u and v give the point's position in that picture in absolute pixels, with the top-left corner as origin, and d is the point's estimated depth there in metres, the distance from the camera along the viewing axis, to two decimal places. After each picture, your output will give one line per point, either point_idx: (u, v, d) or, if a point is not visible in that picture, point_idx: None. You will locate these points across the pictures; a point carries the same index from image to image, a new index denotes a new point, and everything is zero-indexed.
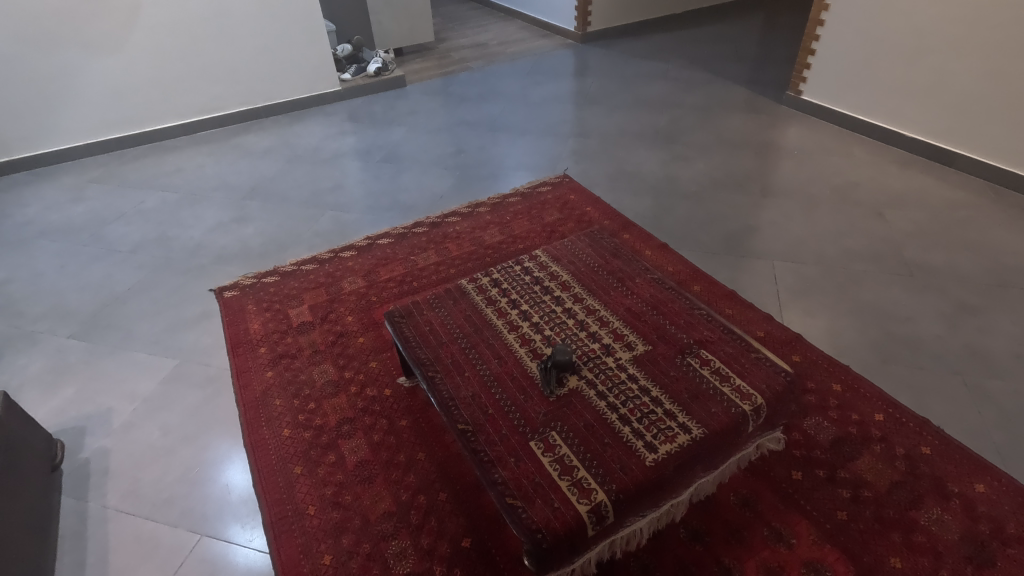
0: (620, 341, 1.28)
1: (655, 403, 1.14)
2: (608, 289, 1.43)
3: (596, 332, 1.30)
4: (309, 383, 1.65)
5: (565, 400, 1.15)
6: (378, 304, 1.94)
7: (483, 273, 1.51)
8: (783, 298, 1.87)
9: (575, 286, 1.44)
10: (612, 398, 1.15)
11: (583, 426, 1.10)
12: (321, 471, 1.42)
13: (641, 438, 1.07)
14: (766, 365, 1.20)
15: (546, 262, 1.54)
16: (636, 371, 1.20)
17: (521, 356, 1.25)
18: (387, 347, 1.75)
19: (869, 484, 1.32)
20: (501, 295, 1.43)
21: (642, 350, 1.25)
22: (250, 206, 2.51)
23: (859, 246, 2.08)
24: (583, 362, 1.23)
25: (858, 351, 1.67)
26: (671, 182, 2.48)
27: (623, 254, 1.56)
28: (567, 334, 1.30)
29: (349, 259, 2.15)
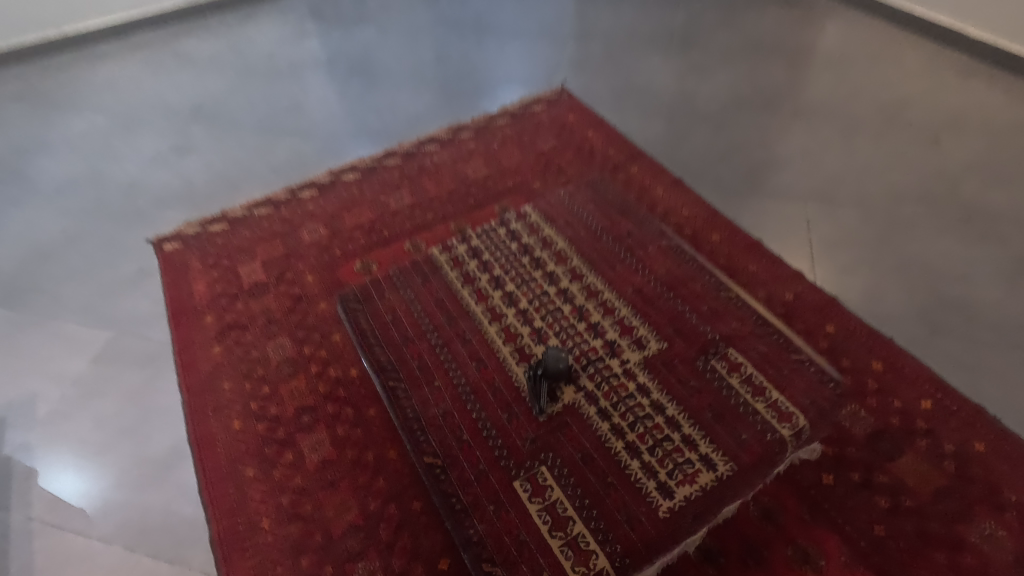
0: (627, 337, 1.04)
1: (670, 426, 0.92)
2: (613, 262, 1.16)
3: (597, 324, 1.05)
4: (262, 362, 1.42)
5: (558, 422, 0.94)
6: (343, 259, 1.65)
7: (460, 238, 1.23)
8: (816, 251, 1.59)
9: (573, 257, 1.17)
10: (617, 420, 0.93)
11: (580, 461, 0.90)
12: (277, 474, 1.23)
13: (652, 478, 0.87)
14: (810, 372, 0.97)
15: (537, 224, 1.24)
16: (647, 381, 0.97)
17: (505, 359, 1.02)
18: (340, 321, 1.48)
19: (911, 490, 1.14)
20: (482, 271, 1.16)
21: (655, 350, 1.01)
22: (193, 133, 2.14)
23: (907, 182, 1.76)
24: (581, 367, 0.99)
25: (901, 320, 1.43)
26: (688, 100, 2.10)
27: (632, 213, 1.27)
28: (562, 327, 1.05)
29: (308, 202, 1.83)
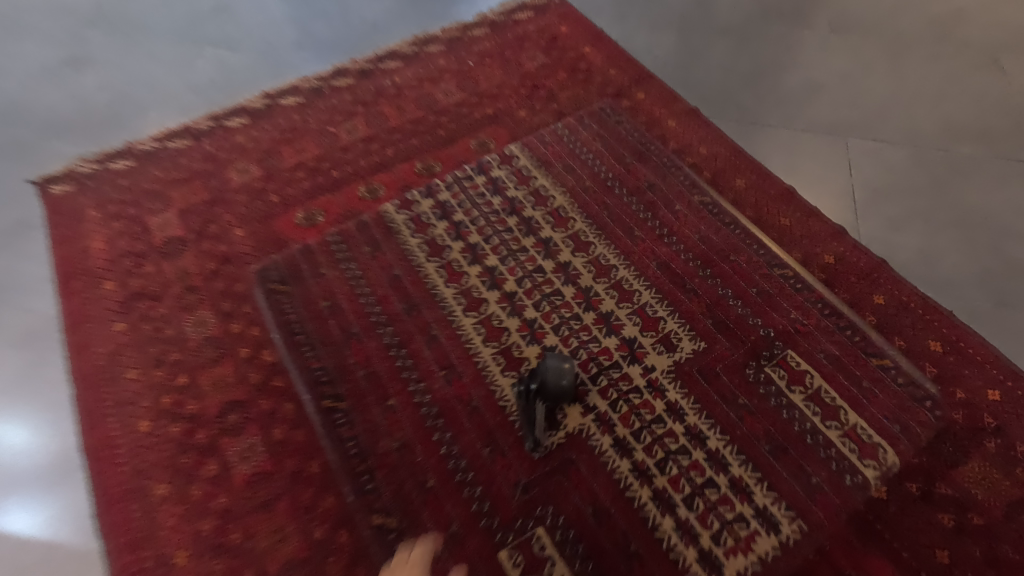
0: (650, 330, 1.09)
1: (709, 464, 0.97)
2: (631, 227, 1.23)
3: (612, 314, 1.12)
4: (177, 342, 1.13)
5: (561, 459, 0.97)
6: (281, 207, 1.32)
7: (447, 204, 1.29)
8: (861, 202, 1.31)
9: (575, 222, 1.24)
10: (641, 445, 0.98)
11: (589, 518, 0.93)
12: (195, 493, 0.97)
13: (674, 518, 0.93)
14: (804, 387, 1.03)
15: (544, 189, 1.30)
16: (654, 444, 0.98)
17: (485, 366, 1.07)
18: (260, 313, 1.15)
19: (979, 505, 0.94)
20: (476, 293, 1.16)
21: (686, 353, 1.07)
22: (90, 39, 1.70)
23: (967, 112, 1.46)
24: (590, 376, 1.05)
25: (962, 287, 1.18)
26: (705, 6, 1.72)
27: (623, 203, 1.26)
28: (561, 317, 1.12)
29: (237, 133, 1.46)
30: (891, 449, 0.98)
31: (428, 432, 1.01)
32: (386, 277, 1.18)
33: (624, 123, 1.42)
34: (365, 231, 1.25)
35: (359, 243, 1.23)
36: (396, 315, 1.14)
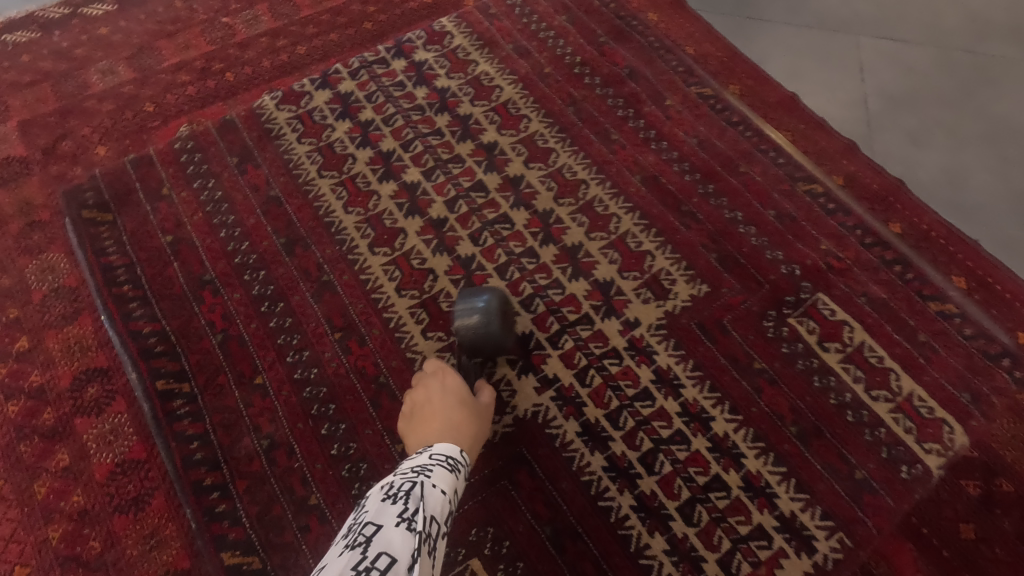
0: (633, 272, 0.89)
1: (714, 457, 0.78)
2: (610, 135, 0.99)
3: (580, 249, 0.90)
4: (17, 295, 0.86)
5: (512, 460, 0.79)
6: (157, 119, 1.02)
7: (348, 97, 1.02)
8: (872, 110, 1.10)
9: (529, 121, 0.99)
10: (621, 433, 0.80)
11: (548, 545, 0.75)
12: (39, 491, 0.74)
13: (666, 538, 0.74)
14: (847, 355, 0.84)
15: (487, 78, 1.03)
16: (645, 417, 0.80)
17: (399, 322, 0.84)
18: (74, 248, 0.89)
19: (1013, 470, 0.78)
20: (386, 217, 0.91)
21: (681, 306, 0.87)
22: None
23: (999, 4, 1.23)
24: (550, 338, 0.85)
25: (990, 212, 1.00)
26: None
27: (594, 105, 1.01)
28: (508, 254, 0.89)
29: (97, 22, 1.13)
30: (960, 430, 0.80)
31: (313, 425, 0.78)
32: (258, 201, 0.93)
33: (595, 3, 1.12)
34: (229, 135, 0.99)
35: (222, 154, 0.97)
36: (273, 256, 0.89)
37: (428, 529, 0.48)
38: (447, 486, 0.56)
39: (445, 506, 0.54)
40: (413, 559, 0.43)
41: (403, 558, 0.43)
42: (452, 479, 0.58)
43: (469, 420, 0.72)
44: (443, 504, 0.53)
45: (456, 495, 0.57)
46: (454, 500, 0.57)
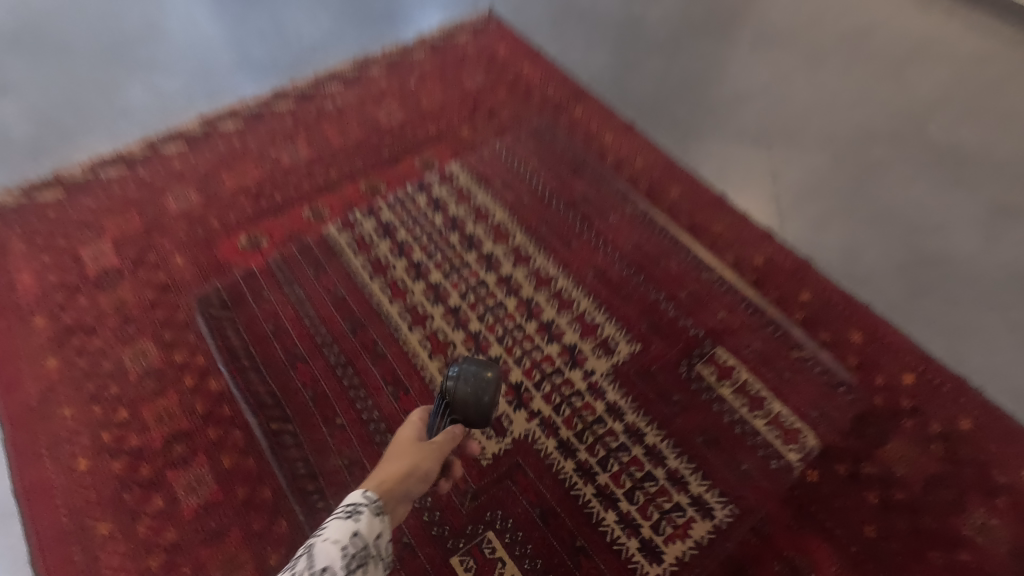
0: (589, 336, 1.14)
1: (647, 458, 1.01)
2: (571, 239, 1.27)
3: (553, 323, 1.15)
4: (117, 376, 1.09)
5: (509, 464, 1.01)
6: (223, 233, 1.30)
7: (382, 224, 1.30)
8: (785, 203, 1.41)
9: (516, 237, 1.27)
10: (584, 445, 1.02)
11: (536, 519, 0.96)
12: (140, 530, 0.94)
13: (617, 512, 0.97)
14: (796, 369, 1.11)
15: (485, 207, 1.32)
16: (614, 407, 1.06)
17: (431, 380, 1.09)
18: (180, 340, 1.13)
19: (902, 482, 1.01)
20: (424, 295, 1.19)
21: (625, 356, 1.12)
22: (9, 65, 1.63)
23: (877, 118, 1.58)
24: (533, 382, 1.09)
25: (881, 280, 1.28)
26: (634, 24, 1.81)
27: (566, 208, 1.32)
28: (505, 328, 1.15)
29: (172, 159, 1.43)
30: (810, 431, 1.05)
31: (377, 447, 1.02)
32: (330, 297, 1.18)
33: (561, 137, 1.46)
34: (308, 254, 1.25)
35: (303, 266, 1.23)
36: (341, 334, 1.14)
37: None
38: (341, 535, 0.59)
39: (336, 556, 0.57)
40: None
41: None
42: (352, 523, 0.62)
43: (398, 464, 0.78)
44: (334, 555, 0.57)
45: (360, 538, 0.60)
46: (358, 542, 0.60)
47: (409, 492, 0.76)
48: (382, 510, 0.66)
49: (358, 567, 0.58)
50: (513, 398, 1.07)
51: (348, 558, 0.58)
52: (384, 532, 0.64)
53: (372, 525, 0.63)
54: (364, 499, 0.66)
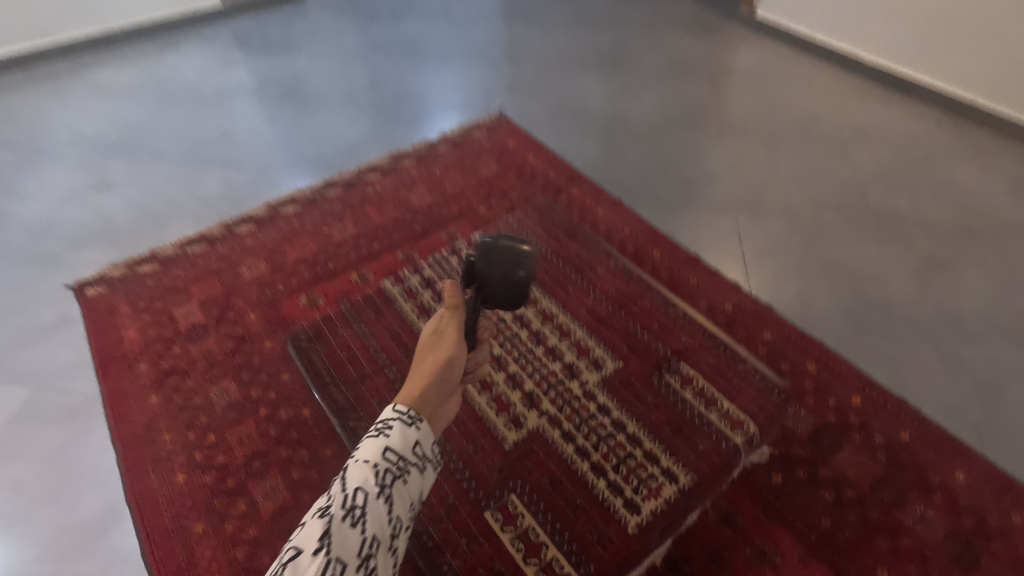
0: (584, 357, 1.34)
1: (630, 443, 1.20)
2: (566, 284, 1.50)
3: (557, 347, 1.35)
4: (206, 408, 1.35)
5: (525, 447, 1.20)
6: (287, 295, 1.59)
7: (421, 276, 1.60)
8: (750, 260, 1.69)
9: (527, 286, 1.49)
10: (579, 434, 1.21)
11: (548, 485, 1.15)
12: (228, 528, 1.16)
13: (607, 480, 1.15)
14: (755, 380, 1.27)
15: None
16: (606, 402, 1.26)
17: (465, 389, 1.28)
18: (256, 380, 1.40)
19: (852, 482, 1.22)
20: None
21: (612, 369, 1.31)
22: (111, 166, 2.01)
23: (825, 190, 1.90)
24: (541, 390, 1.28)
25: (831, 321, 1.53)
26: (619, 120, 2.18)
27: (566, 257, 1.58)
28: (506, 342, 1.36)
29: (244, 236, 1.75)
30: (752, 422, 1.20)
31: None
32: (388, 332, 1.47)
33: (561, 211, 1.77)
34: (370, 301, 1.54)
35: (367, 310, 1.51)
36: (399, 360, 1.41)
37: (344, 512, 0.69)
38: (373, 457, 0.75)
39: (371, 476, 0.73)
40: (319, 546, 0.65)
41: (307, 544, 0.66)
42: (383, 441, 0.78)
43: (427, 364, 0.91)
44: (366, 474, 0.73)
45: (390, 456, 0.77)
46: (390, 459, 0.76)
47: (441, 390, 0.89)
48: (416, 419, 0.83)
49: (392, 480, 0.75)
50: (526, 400, 1.26)
51: (381, 476, 0.74)
52: (419, 442, 0.81)
53: (402, 441, 0.79)
54: (397, 414, 0.83)
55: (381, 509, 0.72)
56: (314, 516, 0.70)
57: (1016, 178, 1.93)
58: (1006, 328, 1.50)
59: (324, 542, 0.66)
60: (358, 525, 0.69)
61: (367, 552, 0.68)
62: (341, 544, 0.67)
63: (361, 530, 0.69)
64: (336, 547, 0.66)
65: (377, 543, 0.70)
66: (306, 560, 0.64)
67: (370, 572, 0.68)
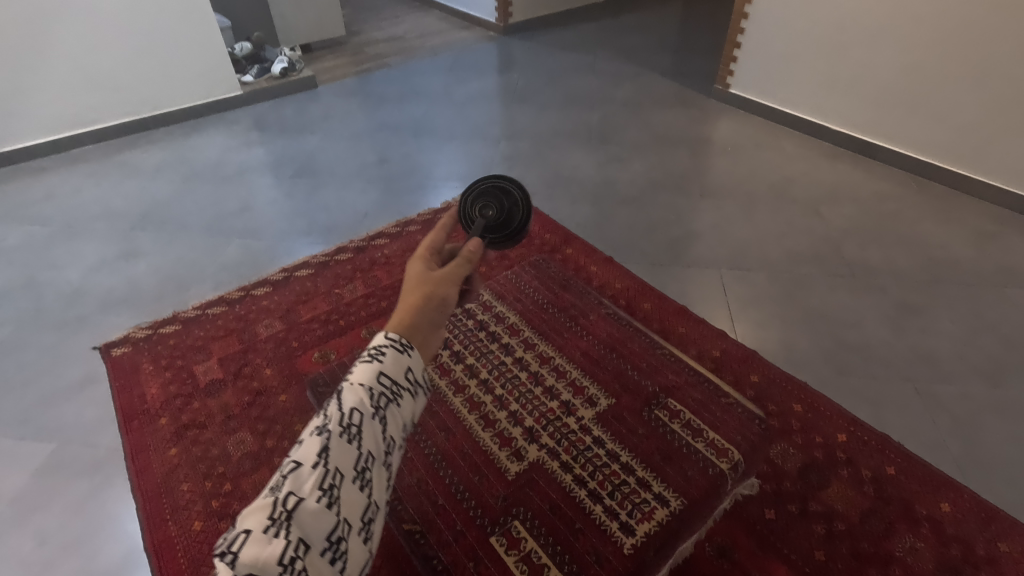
0: (580, 395, 1.42)
1: (624, 471, 1.25)
2: (563, 331, 1.61)
3: (554, 385, 1.44)
4: (223, 458, 1.42)
5: (527, 477, 1.26)
6: (301, 350, 1.69)
7: None
8: (734, 308, 1.80)
9: (525, 331, 1.60)
10: (576, 464, 1.27)
11: (548, 511, 1.20)
12: None
13: (603, 505, 1.20)
14: (741, 413, 1.33)
15: (502, 311, 1.68)
16: (601, 435, 1.32)
17: (471, 426, 1.36)
18: (272, 431, 1.47)
19: (842, 515, 1.27)
20: (455, 363, 1.51)
21: (605, 405, 1.39)
22: (139, 238, 2.16)
23: (801, 244, 2.04)
24: (541, 425, 1.35)
25: (813, 364, 1.62)
26: (608, 186, 2.37)
27: (560, 307, 1.69)
28: (510, 382, 1.45)
29: (261, 298, 1.87)
30: (735, 449, 1.25)
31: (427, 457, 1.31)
32: None
33: (556, 266, 1.90)
34: None
35: None
36: None
37: (341, 429, 0.63)
38: (366, 381, 0.68)
39: (365, 398, 0.67)
40: (317, 460, 0.60)
41: (306, 461, 0.60)
42: (376, 367, 0.69)
43: (413, 294, 0.79)
44: (360, 398, 0.66)
45: (385, 380, 0.69)
46: (384, 382, 0.69)
47: (432, 322, 0.78)
48: (408, 346, 0.73)
49: (387, 403, 0.69)
50: (527, 435, 1.34)
51: (376, 399, 0.68)
52: (414, 365, 0.73)
53: (396, 366, 0.71)
54: (387, 341, 0.72)
55: (377, 429, 0.67)
56: (309, 433, 0.64)
57: (978, 231, 2.08)
58: (979, 368, 1.59)
59: (323, 455, 0.61)
60: (355, 441, 0.64)
61: (364, 466, 0.64)
62: (340, 458, 0.62)
63: (358, 447, 0.64)
64: (336, 460, 0.62)
65: (373, 459, 0.66)
66: (305, 473, 0.60)
67: (368, 486, 0.65)
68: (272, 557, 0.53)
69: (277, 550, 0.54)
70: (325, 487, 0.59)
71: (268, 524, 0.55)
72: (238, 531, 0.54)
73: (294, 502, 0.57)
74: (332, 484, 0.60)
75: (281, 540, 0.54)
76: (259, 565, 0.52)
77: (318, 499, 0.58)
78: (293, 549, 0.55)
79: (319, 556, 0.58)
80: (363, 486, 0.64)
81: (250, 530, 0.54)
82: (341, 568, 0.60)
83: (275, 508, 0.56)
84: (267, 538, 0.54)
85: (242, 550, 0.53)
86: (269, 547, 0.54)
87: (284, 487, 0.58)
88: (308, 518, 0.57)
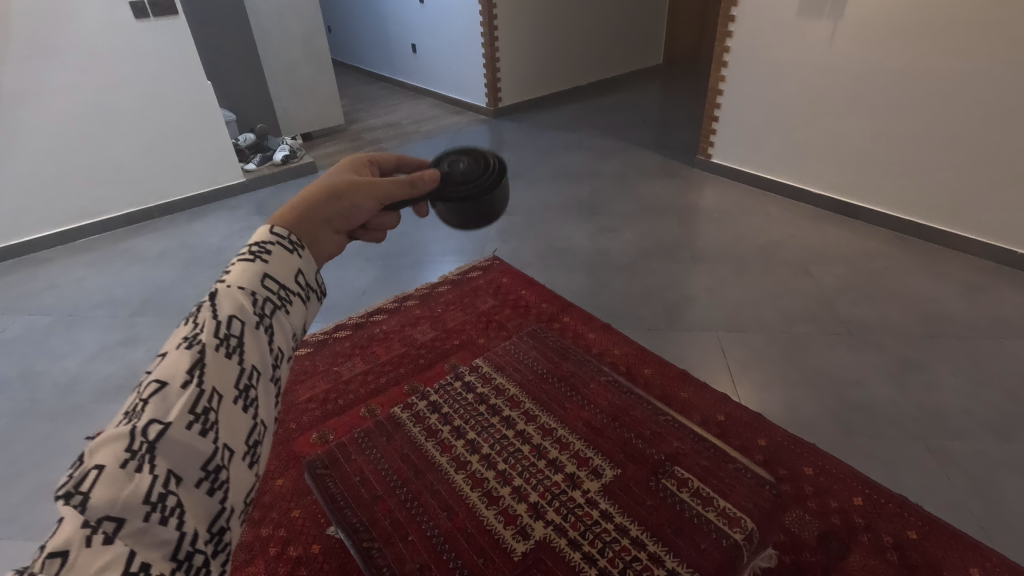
0: (585, 466, 1.38)
1: (634, 545, 1.19)
2: (564, 401, 1.59)
3: (558, 458, 1.41)
4: None
5: (534, 557, 1.21)
6: (300, 433, 1.65)
7: (424, 399, 1.62)
8: (735, 371, 1.79)
9: (526, 402, 1.59)
10: (585, 542, 1.21)
11: None
12: None
13: None
14: (750, 479, 1.27)
15: (501, 382, 1.67)
16: (609, 506, 1.28)
17: (474, 504, 1.31)
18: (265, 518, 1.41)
19: None
20: (455, 438, 1.49)
21: (611, 476, 1.35)
22: (140, 324, 2.18)
23: (794, 304, 2.07)
24: (546, 500, 1.31)
25: (821, 425, 1.59)
26: (601, 255, 2.42)
27: (558, 376, 1.69)
28: (512, 456, 1.42)
29: None
30: (749, 517, 1.18)
31: (429, 539, 1.25)
32: (398, 455, 1.46)
33: (554, 335, 1.91)
34: (382, 428, 1.54)
35: (379, 437, 1.51)
36: (408, 479, 1.39)
37: (216, 342, 0.56)
38: (246, 284, 0.59)
39: (245, 304, 0.59)
40: (188, 378, 0.52)
41: (172, 383, 0.52)
42: (258, 266, 0.61)
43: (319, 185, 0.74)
44: (241, 303, 0.58)
45: (271, 284, 0.61)
46: (269, 287, 0.61)
47: (327, 221, 0.72)
48: (299, 246, 0.66)
49: (273, 310, 0.61)
50: (532, 511, 1.29)
51: (259, 306, 0.60)
52: (304, 270, 0.66)
53: (284, 267, 0.63)
54: (273, 237, 0.65)
55: (262, 341, 0.59)
56: (174, 345, 0.55)
57: (967, 284, 2.11)
58: (988, 423, 1.56)
59: (194, 373, 0.53)
60: (235, 355, 0.57)
61: (246, 384, 0.57)
62: (217, 376, 0.55)
63: (239, 361, 0.57)
64: (212, 378, 0.54)
65: (256, 375, 0.58)
66: (175, 392, 0.52)
67: (252, 405, 0.58)
68: (135, 494, 0.46)
69: (142, 486, 0.47)
70: (201, 410, 0.52)
71: (126, 459, 0.47)
72: (87, 468, 0.46)
73: (157, 431, 0.49)
74: (207, 408, 0.53)
75: (147, 475, 0.47)
76: (118, 508, 0.45)
77: (189, 425, 0.51)
78: (163, 484, 0.48)
79: (194, 489, 0.51)
80: (247, 407, 0.57)
81: (103, 468, 0.46)
82: (222, 500, 0.53)
83: (133, 440, 0.48)
84: (126, 475, 0.47)
85: (93, 492, 0.45)
86: (129, 486, 0.46)
87: (145, 414, 0.50)
88: (177, 447, 0.50)
